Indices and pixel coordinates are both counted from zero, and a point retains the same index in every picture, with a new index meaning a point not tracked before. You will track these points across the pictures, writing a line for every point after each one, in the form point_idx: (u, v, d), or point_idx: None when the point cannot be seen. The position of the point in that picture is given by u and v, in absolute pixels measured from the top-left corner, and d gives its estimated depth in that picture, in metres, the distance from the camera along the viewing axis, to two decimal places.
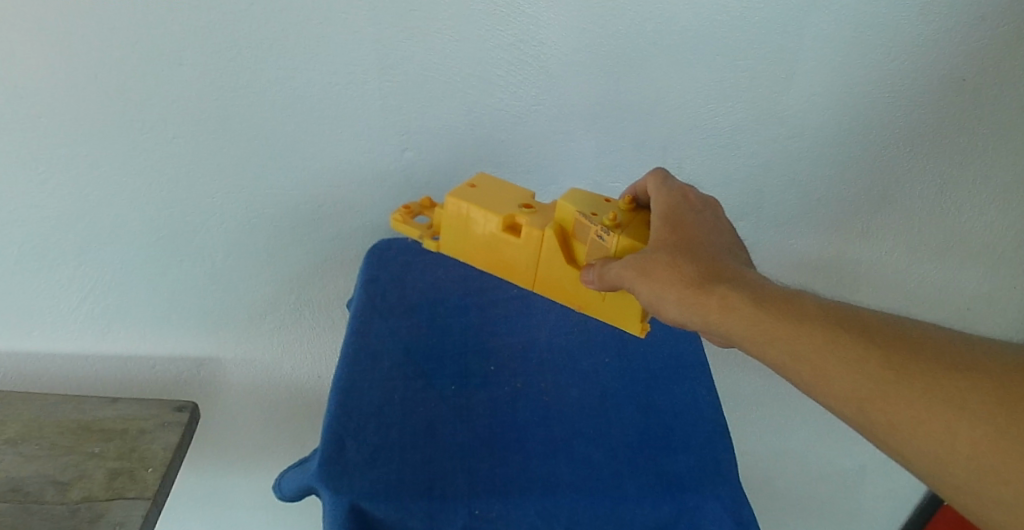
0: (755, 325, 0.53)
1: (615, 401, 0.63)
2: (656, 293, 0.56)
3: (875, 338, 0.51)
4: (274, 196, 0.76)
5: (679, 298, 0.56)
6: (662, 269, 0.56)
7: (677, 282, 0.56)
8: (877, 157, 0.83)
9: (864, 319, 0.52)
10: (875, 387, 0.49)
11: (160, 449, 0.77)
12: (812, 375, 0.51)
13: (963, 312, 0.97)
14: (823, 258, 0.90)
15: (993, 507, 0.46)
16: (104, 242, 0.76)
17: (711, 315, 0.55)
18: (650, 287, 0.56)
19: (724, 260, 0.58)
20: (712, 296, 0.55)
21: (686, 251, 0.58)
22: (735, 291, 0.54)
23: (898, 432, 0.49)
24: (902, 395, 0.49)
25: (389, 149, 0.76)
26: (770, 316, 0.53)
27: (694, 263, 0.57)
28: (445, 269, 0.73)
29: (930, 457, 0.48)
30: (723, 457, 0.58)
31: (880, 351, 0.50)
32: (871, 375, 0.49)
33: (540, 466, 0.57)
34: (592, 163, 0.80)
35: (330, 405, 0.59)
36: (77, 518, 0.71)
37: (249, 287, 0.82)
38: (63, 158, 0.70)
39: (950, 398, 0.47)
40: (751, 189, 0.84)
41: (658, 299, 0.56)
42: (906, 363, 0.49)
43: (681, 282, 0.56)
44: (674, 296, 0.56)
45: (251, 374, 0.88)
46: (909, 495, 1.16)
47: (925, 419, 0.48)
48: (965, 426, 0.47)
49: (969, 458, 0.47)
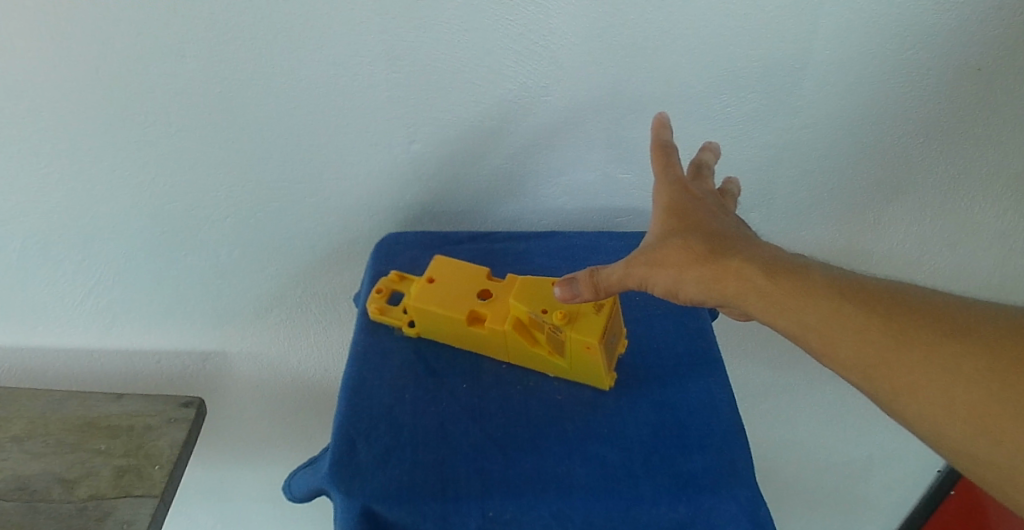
0: (761, 294, 0.53)
1: (629, 398, 0.61)
2: (661, 270, 0.56)
3: (879, 305, 0.50)
4: (281, 190, 0.75)
5: (694, 275, 0.55)
6: (666, 247, 0.57)
7: (682, 257, 0.56)
8: (891, 148, 0.81)
9: (867, 286, 0.52)
10: (878, 353, 0.49)
11: (167, 446, 0.76)
12: (818, 343, 0.51)
13: None
14: (833, 249, 0.90)
15: (998, 472, 0.46)
16: (108, 237, 0.75)
17: (718, 286, 0.55)
18: (654, 267, 0.56)
19: (729, 235, 0.58)
20: (718, 268, 0.55)
21: (690, 229, 0.58)
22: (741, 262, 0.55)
23: (903, 398, 0.49)
24: (905, 361, 0.48)
25: (396, 141, 0.74)
26: (783, 289, 0.53)
27: (699, 238, 0.57)
28: (454, 263, 0.72)
29: (935, 423, 0.48)
30: (740, 456, 0.58)
31: (883, 317, 0.50)
32: (876, 343, 0.49)
33: (554, 467, 0.56)
34: (602, 153, 0.79)
35: (340, 405, 0.58)
36: (85, 517, 0.70)
37: (256, 281, 0.81)
38: (64, 153, 0.69)
39: (952, 364, 0.47)
40: (763, 180, 0.83)
41: (664, 275, 0.57)
42: (917, 335, 0.49)
43: (687, 257, 0.56)
44: (689, 273, 0.56)
45: (258, 368, 0.87)
46: (915, 484, 1.16)
47: (929, 385, 0.48)
48: (967, 392, 0.46)
49: (971, 424, 0.46)
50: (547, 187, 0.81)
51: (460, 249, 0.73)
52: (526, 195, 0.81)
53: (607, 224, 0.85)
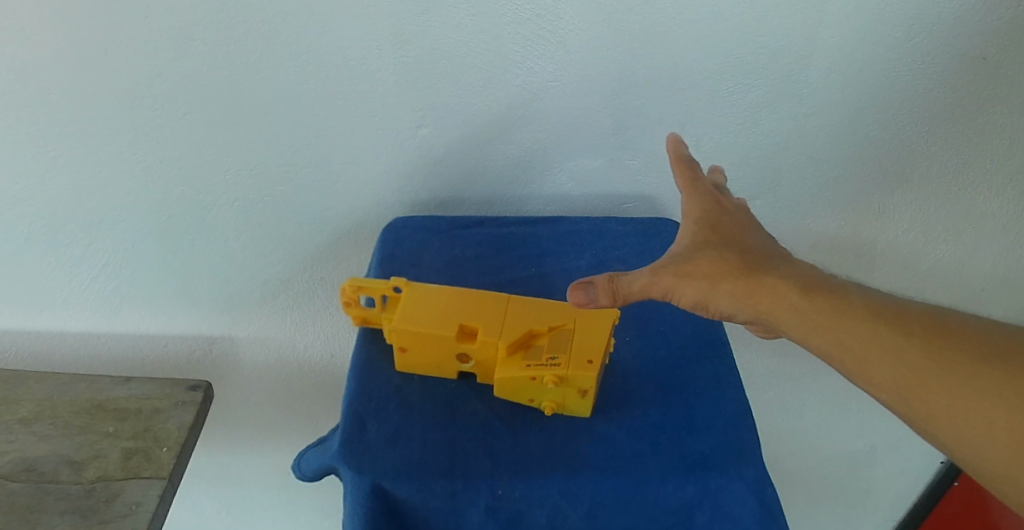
0: (798, 313, 0.53)
1: (637, 378, 0.61)
2: (694, 286, 0.55)
3: (916, 329, 0.50)
4: (288, 174, 0.75)
5: (727, 289, 0.55)
6: (702, 263, 0.56)
7: (718, 274, 0.55)
8: (897, 136, 0.81)
9: (904, 310, 0.52)
10: (914, 375, 0.49)
11: (175, 428, 0.76)
12: (854, 362, 0.51)
13: (974, 294, 0.96)
14: (838, 238, 0.89)
15: None
16: (116, 220, 0.75)
17: (755, 303, 0.54)
18: (688, 282, 0.55)
19: (765, 252, 0.57)
20: (754, 283, 0.54)
21: (726, 248, 0.57)
22: (777, 280, 0.54)
23: (938, 422, 0.48)
24: (941, 385, 0.48)
25: (403, 126, 0.74)
26: (818, 305, 0.53)
27: (734, 255, 0.56)
28: (461, 247, 0.72)
29: (971, 448, 0.47)
30: (746, 437, 0.58)
31: (919, 341, 0.50)
32: (912, 366, 0.49)
33: (563, 447, 0.56)
34: (608, 140, 0.79)
35: (349, 384, 0.58)
36: (93, 498, 0.70)
37: (262, 266, 0.81)
38: (72, 135, 0.69)
39: (989, 388, 0.47)
40: (769, 167, 0.83)
41: (698, 291, 0.55)
42: (950, 354, 0.49)
43: (722, 274, 0.55)
44: (721, 287, 0.55)
45: (264, 353, 0.87)
46: (918, 474, 1.17)
47: (966, 410, 0.47)
48: (1005, 416, 0.46)
49: (1007, 449, 0.46)
50: (553, 174, 0.80)
51: (466, 233, 0.73)
52: (535, 179, 0.81)
53: (613, 211, 0.84)
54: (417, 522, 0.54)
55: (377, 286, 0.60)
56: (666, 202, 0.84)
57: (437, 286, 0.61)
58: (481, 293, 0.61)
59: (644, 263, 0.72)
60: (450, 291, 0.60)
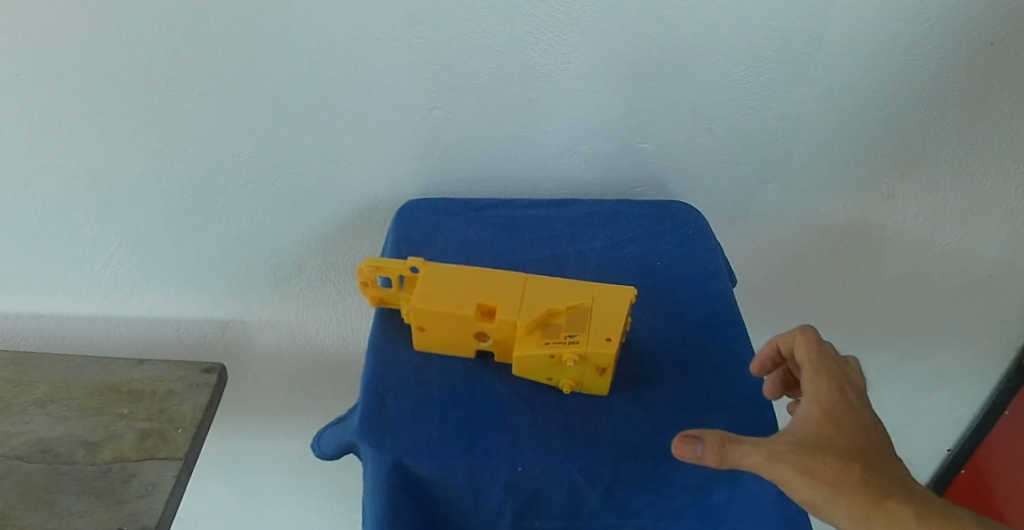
0: None
1: (655, 358, 0.61)
2: (814, 492, 0.50)
3: None
4: (300, 156, 0.75)
5: (848, 505, 0.49)
6: (825, 468, 0.50)
7: (843, 487, 0.50)
8: (907, 121, 0.81)
9: None
10: None
11: (190, 410, 0.76)
12: None
13: (982, 280, 0.95)
14: (847, 224, 0.88)
15: None
16: (129, 202, 0.75)
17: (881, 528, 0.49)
18: (810, 486, 0.50)
19: (887, 462, 0.52)
20: (879, 506, 0.50)
21: (850, 448, 0.51)
22: (898, 504, 0.50)
23: None
24: None
25: (416, 108, 0.74)
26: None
27: (858, 460, 0.51)
28: (476, 229, 0.72)
29: None
30: (764, 415, 0.58)
31: None
32: None
33: (581, 424, 0.56)
34: (619, 122, 0.78)
35: (368, 363, 0.58)
36: (109, 479, 0.70)
37: (274, 250, 0.80)
38: (86, 116, 0.69)
39: None
40: (778, 151, 0.81)
41: (817, 500, 0.50)
42: None
43: (845, 483, 0.50)
44: (842, 495, 0.50)
45: (277, 337, 0.87)
46: (925, 460, 1.17)
47: None
48: None
49: None
50: (564, 157, 0.80)
51: (481, 215, 0.73)
52: (546, 162, 0.80)
53: (626, 194, 0.83)
54: (437, 500, 0.54)
55: (394, 266, 0.59)
56: (678, 186, 0.83)
57: (453, 265, 0.61)
58: (496, 272, 0.60)
59: (658, 245, 0.71)
60: (467, 271, 0.60)
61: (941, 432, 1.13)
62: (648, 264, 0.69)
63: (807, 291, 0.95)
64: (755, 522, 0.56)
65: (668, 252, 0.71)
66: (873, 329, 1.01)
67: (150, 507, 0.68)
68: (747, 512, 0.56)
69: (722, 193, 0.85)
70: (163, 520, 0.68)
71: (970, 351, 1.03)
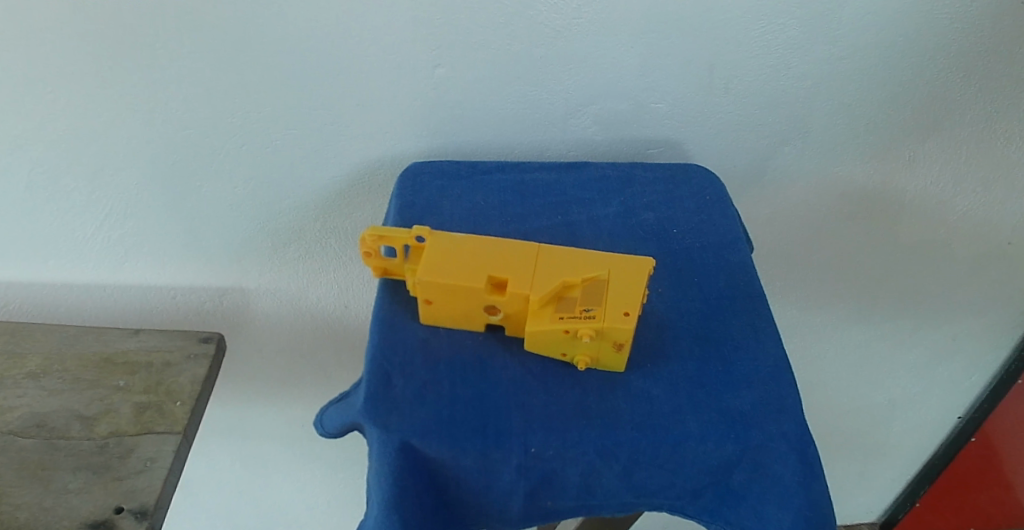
0: None
1: (673, 332, 0.58)
2: None
3: None
4: (295, 118, 0.70)
5: None
6: None
7: None
8: (933, 83, 0.76)
9: None
10: None
11: (188, 382, 0.74)
12: None
13: (1003, 248, 0.91)
14: (867, 188, 0.84)
15: None
16: (119, 167, 0.71)
17: None
18: None
19: None
20: None
21: None
22: None
23: None
24: None
25: (419, 65, 0.69)
26: None
27: None
28: (484, 194, 0.68)
29: None
30: (787, 393, 0.55)
31: None
32: None
33: (597, 403, 0.53)
34: (633, 81, 0.72)
35: (372, 338, 0.55)
36: (106, 454, 0.68)
37: (270, 216, 0.77)
38: (69, 77, 0.65)
39: None
40: (799, 111, 0.76)
41: None
42: None
43: None
44: None
45: (277, 304, 0.85)
46: (936, 428, 1.15)
47: None
48: None
49: None
50: (573, 118, 0.74)
51: (489, 179, 0.69)
52: (555, 123, 0.74)
53: (637, 157, 0.78)
54: (447, 481, 0.52)
55: (397, 235, 0.56)
56: (693, 148, 0.78)
57: (460, 235, 0.58)
58: (504, 243, 0.57)
59: (675, 211, 0.68)
60: (477, 241, 0.57)
61: (954, 400, 1.11)
62: (664, 231, 0.66)
63: (820, 257, 0.91)
64: (778, 505, 0.53)
65: (685, 219, 0.67)
66: (892, 297, 0.96)
67: (149, 483, 0.66)
68: (769, 492, 0.53)
69: (740, 156, 0.79)
70: (162, 497, 0.66)
71: (988, 319, 1.00)
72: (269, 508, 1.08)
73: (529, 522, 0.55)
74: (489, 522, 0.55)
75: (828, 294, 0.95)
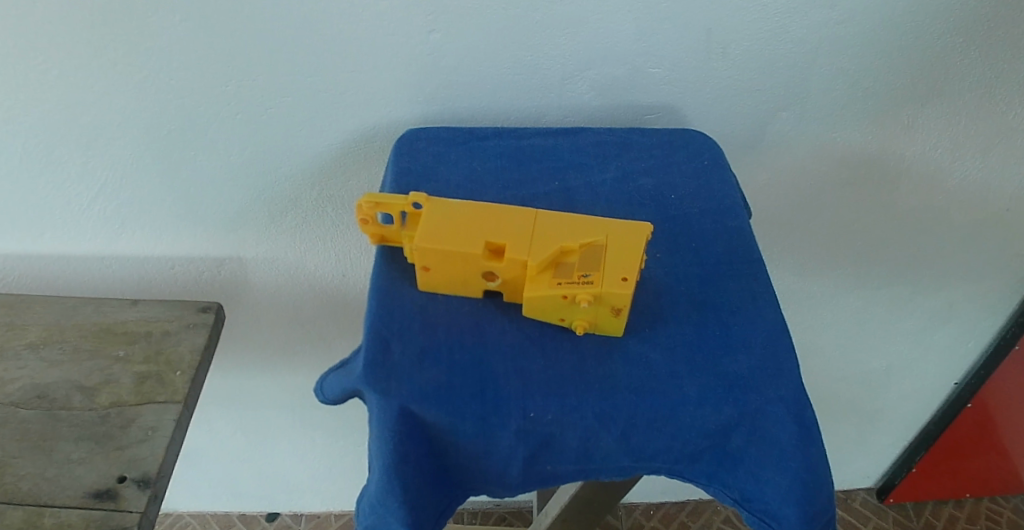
0: None
1: (670, 297, 0.58)
2: None
3: None
4: (288, 86, 0.69)
5: None
6: None
7: None
8: (933, 47, 0.75)
9: None
10: None
11: (187, 351, 0.74)
12: None
13: (1001, 214, 0.91)
14: (866, 154, 0.83)
15: None
16: (112, 137, 0.71)
17: None
18: None
19: None
20: None
21: None
22: None
23: None
24: None
25: (413, 31, 0.68)
26: None
27: None
28: (481, 160, 0.68)
29: None
30: (785, 357, 0.55)
31: None
32: None
33: (596, 368, 0.54)
34: (630, 46, 0.72)
35: (370, 304, 0.55)
36: (108, 424, 0.69)
37: (267, 185, 0.76)
38: (60, 46, 0.64)
39: None
40: (798, 75, 0.76)
41: None
42: None
43: None
44: None
45: (274, 274, 0.85)
46: (933, 393, 1.15)
47: None
48: None
49: None
50: (570, 84, 0.74)
51: (485, 146, 0.69)
52: (552, 88, 0.74)
53: (635, 122, 0.78)
54: (446, 446, 0.52)
55: (393, 202, 0.56)
56: (691, 113, 0.77)
57: (459, 201, 0.58)
58: (503, 208, 0.57)
59: (672, 176, 0.67)
60: (474, 207, 0.57)
61: (950, 366, 1.11)
62: (662, 197, 0.66)
63: (818, 222, 0.91)
64: (776, 469, 0.53)
65: (682, 184, 0.67)
66: (889, 262, 0.96)
67: (151, 452, 0.67)
68: (767, 457, 0.54)
69: (738, 121, 0.79)
70: (165, 465, 0.67)
71: (985, 285, 1.00)
72: (270, 475, 1.10)
73: (528, 485, 0.55)
74: (490, 485, 0.55)
75: (825, 260, 0.95)
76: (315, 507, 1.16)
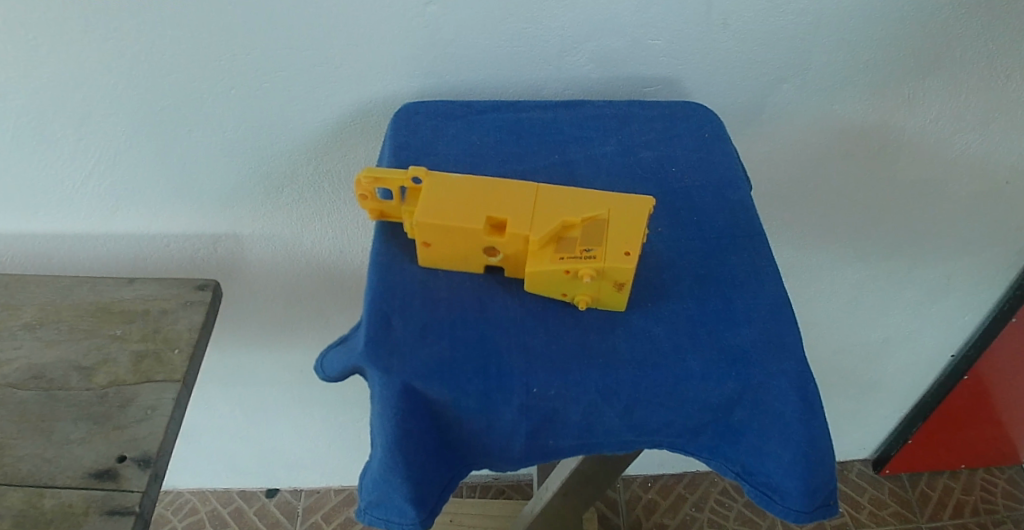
0: None
1: (673, 272, 0.58)
2: None
3: None
4: (282, 60, 0.68)
5: None
6: None
7: None
8: (936, 19, 0.74)
9: None
10: None
11: (185, 329, 0.73)
12: None
13: (1000, 185, 0.91)
14: (866, 125, 0.82)
15: None
16: (105, 114, 0.69)
17: None
18: None
19: None
20: None
21: None
22: None
23: None
24: None
25: (409, 3, 0.66)
26: None
27: None
28: (479, 134, 0.67)
29: None
30: (788, 330, 0.55)
31: None
32: None
33: (598, 342, 0.53)
34: (630, 17, 0.70)
35: (370, 280, 0.55)
36: (106, 404, 0.68)
37: (262, 161, 0.75)
38: (51, 22, 0.63)
39: None
40: (799, 46, 0.75)
41: None
42: None
43: None
44: None
45: (272, 250, 0.84)
46: (930, 365, 1.16)
47: None
48: None
49: None
50: (569, 55, 0.72)
51: (485, 119, 0.68)
52: (550, 61, 0.73)
53: (635, 94, 0.77)
54: (449, 421, 0.52)
55: (393, 178, 0.56)
56: (691, 85, 0.76)
57: (459, 176, 0.57)
58: (504, 183, 0.56)
59: (672, 149, 0.67)
60: (475, 182, 0.56)
61: (947, 338, 1.11)
62: (663, 170, 0.65)
63: (818, 195, 0.90)
64: (778, 443, 0.54)
65: (683, 157, 0.66)
66: (888, 235, 0.96)
67: (150, 431, 0.67)
68: (769, 430, 0.54)
69: (738, 93, 0.78)
70: (165, 444, 0.67)
71: (983, 258, 1.00)
72: (270, 451, 1.10)
73: (531, 460, 0.55)
74: (493, 460, 0.55)
75: (825, 233, 0.95)
76: (315, 483, 1.16)
